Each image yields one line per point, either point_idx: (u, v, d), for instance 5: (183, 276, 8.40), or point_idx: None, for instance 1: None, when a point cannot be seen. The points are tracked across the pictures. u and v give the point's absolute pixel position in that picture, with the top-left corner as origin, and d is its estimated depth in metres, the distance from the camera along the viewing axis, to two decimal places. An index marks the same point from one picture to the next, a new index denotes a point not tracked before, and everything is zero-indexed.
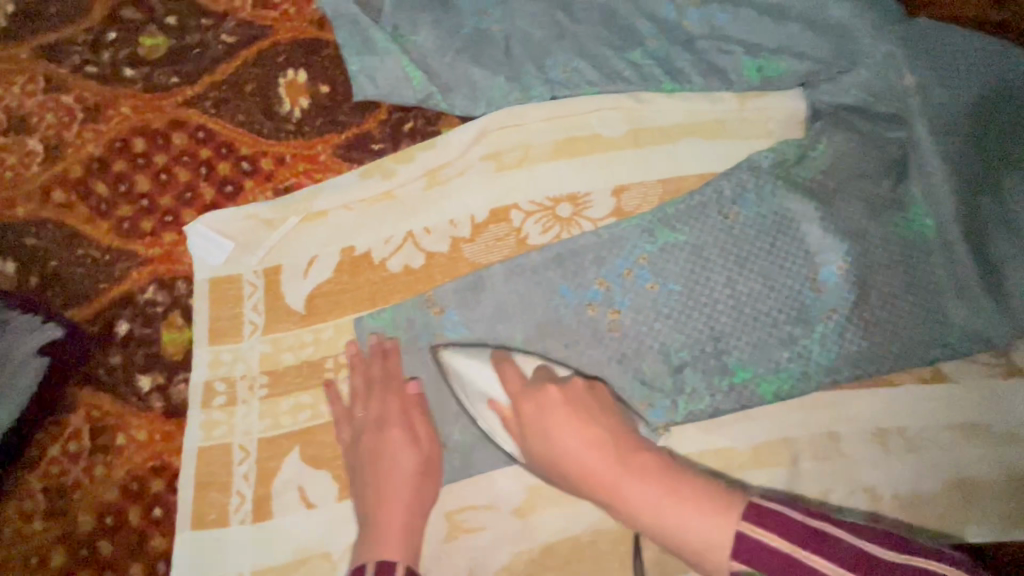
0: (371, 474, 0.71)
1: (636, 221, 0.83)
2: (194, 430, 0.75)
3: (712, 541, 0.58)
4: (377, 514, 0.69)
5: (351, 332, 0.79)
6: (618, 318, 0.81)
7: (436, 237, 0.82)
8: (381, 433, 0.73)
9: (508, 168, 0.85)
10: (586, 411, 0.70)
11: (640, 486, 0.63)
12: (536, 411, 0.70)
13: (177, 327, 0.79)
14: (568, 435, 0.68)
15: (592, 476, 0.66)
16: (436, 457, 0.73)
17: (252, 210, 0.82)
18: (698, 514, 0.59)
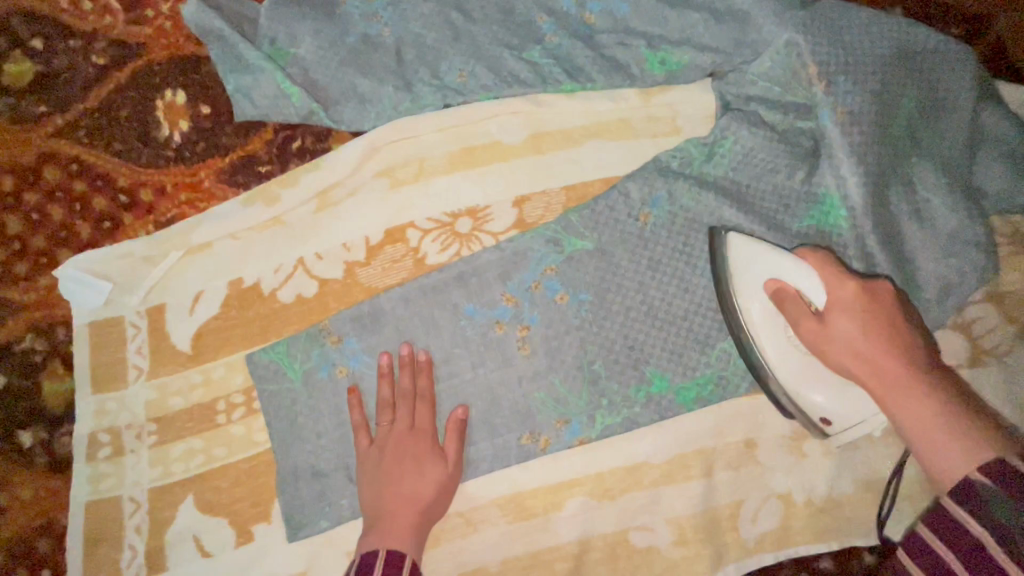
0: (386, 480, 0.69)
1: (539, 232, 0.80)
2: (79, 484, 0.71)
3: (954, 457, 0.56)
4: (393, 513, 0.67)
5: (244, 369, 0.75)
6: (527, 335, 0.78)
7: (329, 262, 0.78)
8: (412, 442, 0.71)
9: (403, 185, 0.81)
10: (885, 311, 0.66)
11: (935, 396, 0.60)
12: (863, 303, 0.66)
13: (58, 376, 0.75)
14: (869, 332, 0.64)
15: (885, 373, 0.63)
16: (457, 473, 0.71)
17: (127, 247, 0.77)
18: (962, 436, 0.57)
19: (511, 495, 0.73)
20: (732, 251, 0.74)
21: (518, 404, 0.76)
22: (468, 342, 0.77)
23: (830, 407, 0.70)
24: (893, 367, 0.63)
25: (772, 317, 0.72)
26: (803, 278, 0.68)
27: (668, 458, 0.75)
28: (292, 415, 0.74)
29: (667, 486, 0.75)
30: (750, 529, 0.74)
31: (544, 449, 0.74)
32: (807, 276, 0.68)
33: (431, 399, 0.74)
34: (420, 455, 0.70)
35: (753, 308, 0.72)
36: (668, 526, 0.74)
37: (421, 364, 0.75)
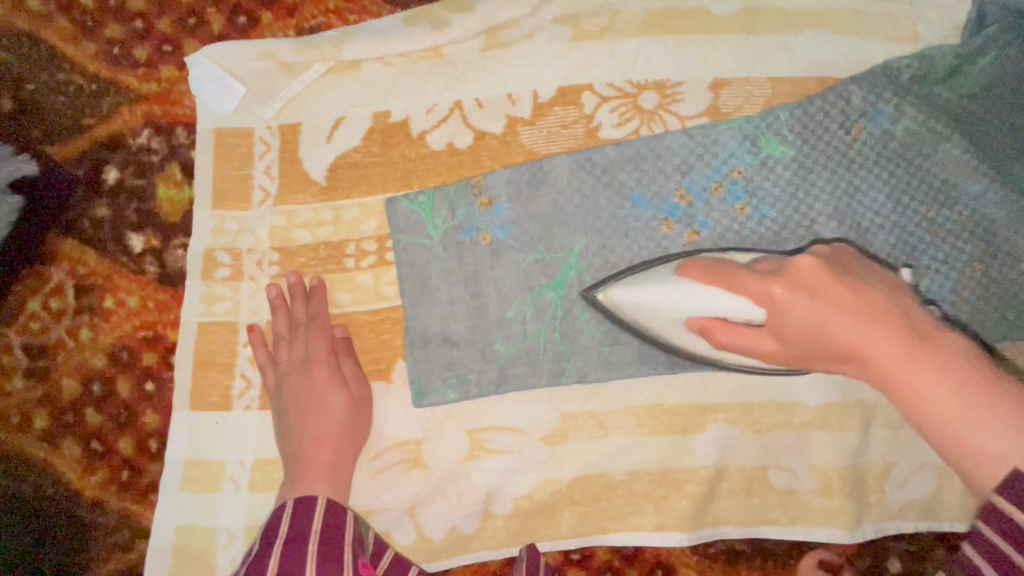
0: (295, 416, 0.62)
1: (737, 123, 0.67)
2: (193, 302, 0.65)
3: (978, 438, 0.46)
4: (306, 457, 0.61)
5: (380, 215, 0.66)
6: (695, 241, 0.66)
7: (490, 112, 0.68)
8: (307, 374, 0.63)
9: (587, 38, 0.69)
10: (844, 277, 0.54)
11: (944, 372, 0.48)
12: (807, 299, 0.53)
13: (175, 183, 0.67)
14: (838, 319, 0.52)
15: (870, 359, 0.51)
16: (366, 396, 0.63)
17: (270, 48, 0.66)
18: (996, 416, 0.46)
19: (649, 406, 0.65)
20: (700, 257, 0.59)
21: None
22: (630, 234, 0.66)
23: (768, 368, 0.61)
24: (868, 358, 0.52)
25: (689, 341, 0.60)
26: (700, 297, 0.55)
27: (826, 403, 0.65)
28: (426, 275, 0.65)
29: (823, 431, 0.65)
30: (896, 493, 0.67)
31: (694, 364, 0.64)
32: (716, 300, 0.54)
33: (324, 321, 0.64)
34: (319, 383, 0.62)
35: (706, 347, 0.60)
36: (811, 473, 0.66)
37: (315, 288, 0.65)
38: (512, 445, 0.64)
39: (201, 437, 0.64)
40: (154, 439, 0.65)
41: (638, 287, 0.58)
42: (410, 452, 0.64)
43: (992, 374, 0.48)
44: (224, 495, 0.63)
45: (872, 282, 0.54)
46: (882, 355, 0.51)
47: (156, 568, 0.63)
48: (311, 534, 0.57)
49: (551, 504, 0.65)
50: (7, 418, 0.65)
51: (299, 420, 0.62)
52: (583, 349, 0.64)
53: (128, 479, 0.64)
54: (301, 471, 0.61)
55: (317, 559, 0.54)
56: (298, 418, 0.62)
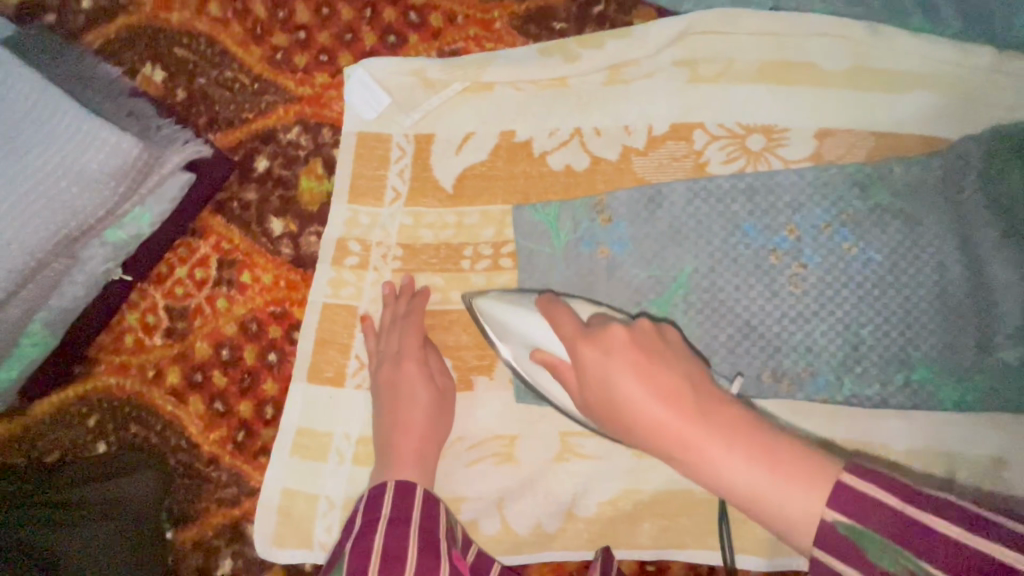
0: (386, 409, 0.66)
1: (844, 170, 0.73)
2: (321, 283, 0.71)
3: (804, 523, 0.43)
4: (396, 445, 0.64)
5: (498, 224, 0.72)
6: (802, 274, 0.72)
7: (607, 140, 0.74)
8: (398, 364, 0.67)
9: (702, 81, 0.74)
10: (658, 354, 0.55)
11: (732, 446, 0.47)
12: (601, 355, 0.55)
13: (317, 176, 0.74)
14: (650, 400, 0.51)
15: (692, 460, 0.48)
16: (448, 391, 0.68)
17: (418, 66, 0.73)
18: (790, 491, 0.44)
19: None
20: (482, 317, 0.66)
21: (767, 343, 0.71)
22: (739, 260, 0.73)
23: None
24: (692, 448, 0.48)
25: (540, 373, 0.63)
26: (507, 308, 0.64)
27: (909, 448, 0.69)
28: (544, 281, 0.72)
29: (904, 474, 0.68)
30: None
31: (784, 391, 0.70)
32: (536, 322, 0.62)
33: (418, 318, 0.69)
34: (408, 377, 0.66)
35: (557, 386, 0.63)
36: None
37: (419, 292, 0.70)
38: (601, 452, 0.68)
39: (315, 407, 0.69)
40: (271, 405, 0.70)
41: (501, 302, 0.64)
42: (504, 447, 0.68)
43: (769, 441, 0.47)
44: (328, 465, 0.68)
45: (646, 344, 0.55)
46: (654, 419, 0.50)
47: (263, 525, 0.67)
48: (411, 521, 0.57)
49: (633, 514, 0.67)
50: (143, 371, 0.71)
51: (390, 410, 0.66)
52: None
53: (243, 440, 0.70)
54: (389, 456, 0.64)
55: (418, 551, 0.54)
56: (387, 409, 0.66)
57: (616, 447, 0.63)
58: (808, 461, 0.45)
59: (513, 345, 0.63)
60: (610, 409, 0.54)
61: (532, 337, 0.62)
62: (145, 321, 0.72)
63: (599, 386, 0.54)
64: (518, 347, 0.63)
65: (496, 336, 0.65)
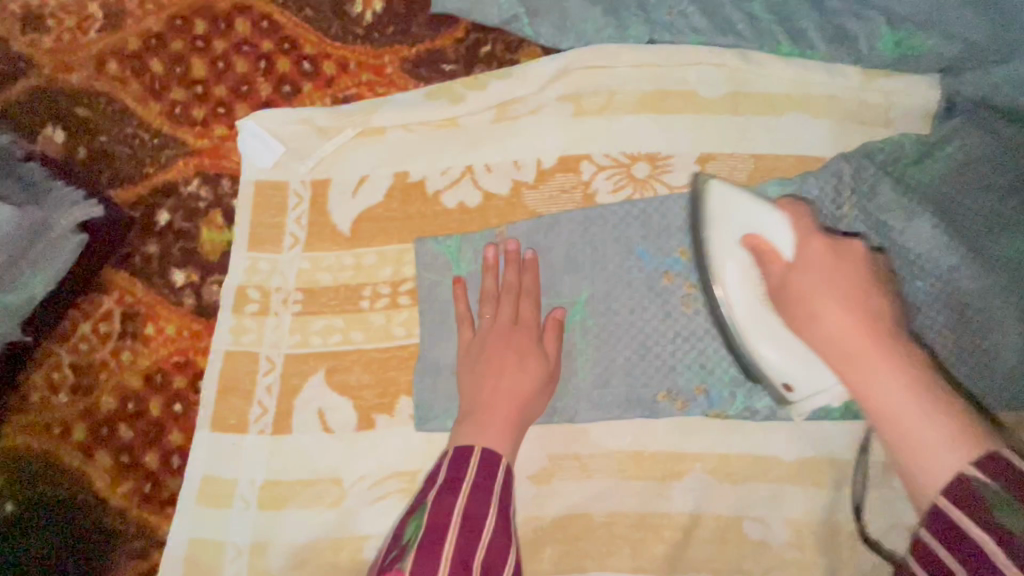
0: (474, 371, 0.68)
1: (731, 192, 0.74)
2: (222, 333, 0.73)
3: (926, 462, 0.47)
4: (490, 407, 0.65)
5: (394, 263, 0.74)
6: (694, 294, 0.73)
7: (498, 176, 0.76)
8: (516, 336, 0.69)
9: (587, 114, 0.77)
10: (841, 274, 0.60)
11: (907, 382, 0.51)
12: (800, 275, 0.61)
13: (217, 226, 0.76)
14: (846, 318, 0.57)
15: (857, 385, 0.54)
16: (556, 368, 0.70)
17: (308, 115, 0.76)
18: (933, 432, 0.48)
19: (631, 452, 0.70)
20: (707, 199, 0.69)
21: (663, 360, 0.72)
22: (633, 284, 0.74)
23: (786, 364, 0.64)
24: (858, 363, 0.54)
25: (754, 270, 0.66)
26: (750, 206, 0.66)
27: (801, 459, 0.70)
28: (444, 310, 0.73)
29: (796, 484, 0.70)
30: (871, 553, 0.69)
31: (678, 410, 0.70)
32: (775, 221, 0.65)
33: (535, 295, 0.72)
34: (523, 350, 0.68)
35: (743, 293, 0.66)
36: (786, 528, 0.69)
37: (528, 261, 0.72)
38: None
39: (219, 455, 0.70)
40: (177, 455, 0.71)
41: (739, 193, 0.67)
42: (405, 483, 0.69)
43: (912, 380, 0.51)
44: (234, 511, 0.69)
45: (839, 263, 0.61)
46: (857, 336, 0.55)
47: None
48: (490, 488, 0.58)
49: (534, 541, 0.69)
50: (50, 429, 0.72)
51: (500, 375, 0.66)
52: (574, 389, 0.71)
53: (150, 492, 0.71)
54: (482, 403, 0.66)
55: (496, 520, 0.55)
56: (505, 375, 0.66)
57: (750, 364, 0.67)
58: (966, 424, 0.47)
59: (727, 241, 0.67)
60: (806, 312, 0.59)
61: (746, 229, 0.66)
62: (50, 379, 0.73)
63: (796, 298, 0.60)
64: (737, 244, 0.66)
65: (713, 222, 0.68)
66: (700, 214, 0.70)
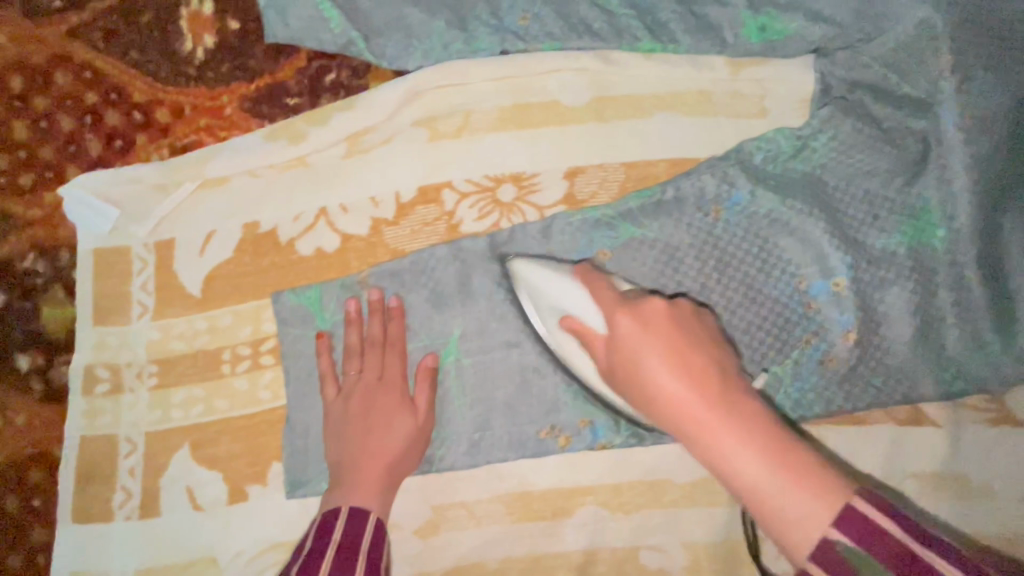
0: (342, 435, 0.64)
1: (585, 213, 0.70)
2: (75, 417, 0.68)
3: (798, 528, 0.43)
4: (359, 470, 0.62)
5: (253, 322, 0.70)
6: None
7: (354, 216, 0.71)
8: (382, 393, 0.65)
9: (444, 138, 0.72)
10: (688, 334, 0.55)
11: (745, 446, 0.46)
12: (635, 328, 0.55)
13: (59, 303, 0.70)
14: (669, 378, 0.52)
15: (719, 462, 0.48)
16: (428, 423, 0.66)
17: (137, 172, 0.70)
18: (804, 507, 0.43)
19: (518, 493, 0.67)
20: (517, 277, 0.67)
21: (545, 394, 0.68)
22: (507, 317, 0.69)
23: None
24: (696, 432, 0.49)
25: (574, 344, 0.63)
26: (531, 281, 0.65)
27: (694, 480, 0.68)
28: (310, 365, 0.68)
29: (691, 505, 0.68)
30: (770, 566, 0.67)
31: (562, 445, 0.67)
32: (580, 297, 0.61)
33: (401, 346, 0.68)
34: (389, 408, 0.65)
35: (596, 364, 0.63)
36: (684, 551, 0.67)
37: (392, 309, 0.68)
38: None
39: (85, 549, 0.66)
40: (43, 552, 0.67)
41: (541, 266, 0.65)
42: (284, 554, 0.66)
43: (791, 442, 0.46)
44: None
45: (670, 322, 0.56)
46: (666, 397, 0.51)
47: None
48: (360, 546, 0.54)
49: None
50: None
51: (367, 438, 0.64)
52: (453, 435, 0.67)
53: None
54: (352, 470, 0.63)
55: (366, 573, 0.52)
56: (373, 436, 0.64)
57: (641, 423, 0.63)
58: (822, 473, 0.44)
59: (546, 321, 0.65)
60: (634, 394, 0.55)
61: (550, 307, 0.63)
62: None
63: (626, 362, 0.55)
64: (551, 320, 0.64)
65: (534, 317, 0.66)
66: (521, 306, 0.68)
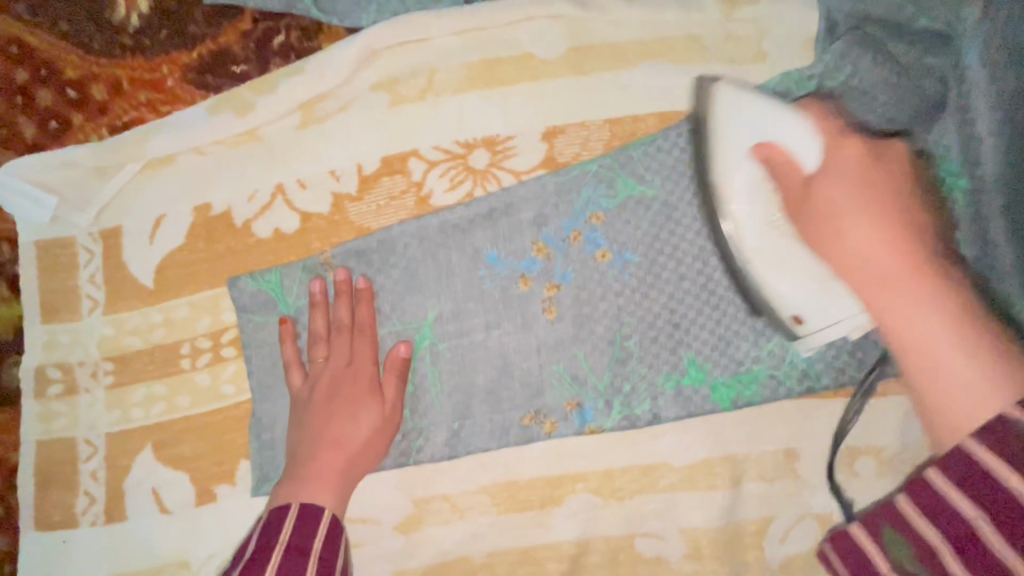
0: (304, 423, 0.60)
1: (588, 167, 0.64)
2: (30, 421, 0.64)
3: (984, 400, 0.42)
4: (316, 461, 0.58)
5: (212, 312, 0.65)
6: (556, 296, 0.64)
7: (314, 193, 0.65)
8: (348, 380, 0.61)
9: (406, 102, 0.66)
10: (876, 190, 0.51)
11: (933, 303, 0.45)
12: (822, 176, 0.52)
13: (3, 301, 0.66)
14: (875, 235, 0.49)
15: (897, 315, 0.47)
16: (396, 417, 0.61)
17: (73, 155, 0.64)
18: (981, 377, 0.42)
19: (504, 483, 0.63)
20: (715, 104, 0.57)
21: (529, 377, 0.63)
22: (485, 295, 0.64)
23: (797, 297, 0.55)
24: (900, 288, 0.47)
25: (766, 186, 0.54)
26: (766, 107, 0.54)
27: (693, 462, 0.63)
28: (275, 356, 0.64)
29: (690, 488, 0.63)
30: (777, 550, 0.63)
31: (549, 431, 0.63)
32: (795, 127, 0.53)
33: (371, 332, 0.62)
34: (354, 396, 0.60)
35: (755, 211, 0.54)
36: (683, 537, 0.63)
37: (361, 291, 0.63)
38: (365, 537, 0.63)
39: (51, 557, 0.63)
40: (9, 562, 0.64)
41: (755, 95, 0.55)
42: None
43: (979, 319, 0.45)
44: None
45: (875, 177, 0.51)
46: (871, 264, 0.49)
47: None
48: (312, 549, 0.50)
49: None
50: None
51: (328, 426, 0.59)
52: (432, 425, 0.63)
53: None
54: (309, 460, 0.59)
55: None
56: (335, 425, 0.59)
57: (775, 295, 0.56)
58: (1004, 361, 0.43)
59: (734, 152, 0.55)
60: (828, 234, 0.51)
61: (760, 136, 0.53)
62: None
63: (825, 207, 0.51)
64: (744, 155, 0.54)
65: (726, 126, 0.55)
66: (706, 126, 0.57)
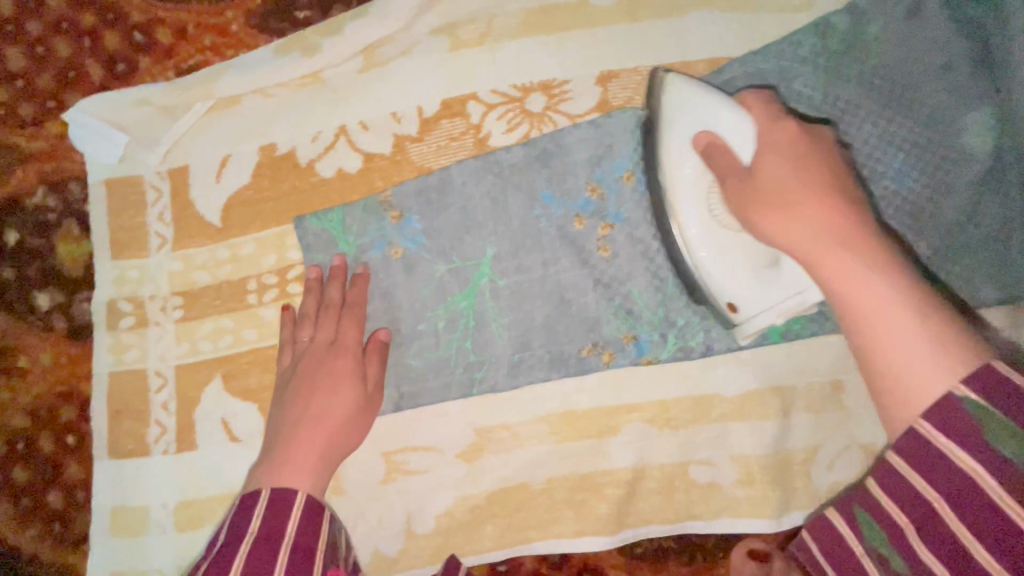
0: (290, 403, 0.62)
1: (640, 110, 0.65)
2: (102, 353, 0.66)
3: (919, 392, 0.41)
4: (295, 440, 0.60)
5: (277, 250, 0.67)
6: (610, 234, 0.65)
7: (376, 134, 0.67)
8: (330, 358, 0.62)
9: (465, 46, 0.67)
10: (827, 176, 0.50)
11: (873, 286, 0.43)
12: (788, 167, 0.50)
13: (74, 238, 0.68)
14: (821, 218, 0.47)
15: (856, 306, 0.44)
16: (375, 396, 0.64)
17: (145, 96, 0.66)
18: (934, 365, 0.40)
19: (561, 413, 0.65)
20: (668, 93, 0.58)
21: (586, 312, 0.65)
22: (542, 233, 0.66)
23: (743, 287, 0.56)
24: (841, 276, 0.45)
25: (705, 180, 0.55)
26: (713, 98, 0.55)
27: (743, 393, 0.65)
28: None
29: (741, 419, 0.65)
30: (823, 477, 0.66)
31: (606, 363, 0.65)
32: (737, 119, 0.53)
33: (360, 309, 0.64)
34: (336, 373, 0.62)
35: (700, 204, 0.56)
36: (734, 464, 0.66)
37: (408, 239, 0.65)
38: (428, 465, 0.65)
39: (125, 483, 0.65)
40: (83, 490, 0.66)
41: (699, 85, 0.56)
42: None
43: (905, 304, 0.42)
44: (152, 538, 0.65)
45: (811, 154, 0.51)
46: (804, 238, 0.48)
47: None
48: (284, 535, 0.51)
49: (472, 520, 0.66)
50: None
51: (309, 404, 0.61)
52: (494, 358, 0.65)
53: (61, 532, 0.66)
54: (290, 440, 0.60)
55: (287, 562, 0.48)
56: (316, 403, 0.61)
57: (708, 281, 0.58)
58: (954, 344, 0.40)
59: (682, 143, 0.56)
60: (745, 220, 0.51)
61: (705, 126, 0.54)
62: None
63: (767, 190, 0.50)
64: (689, 145, 0.55)
65: (671, 118, 0.57)
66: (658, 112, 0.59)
